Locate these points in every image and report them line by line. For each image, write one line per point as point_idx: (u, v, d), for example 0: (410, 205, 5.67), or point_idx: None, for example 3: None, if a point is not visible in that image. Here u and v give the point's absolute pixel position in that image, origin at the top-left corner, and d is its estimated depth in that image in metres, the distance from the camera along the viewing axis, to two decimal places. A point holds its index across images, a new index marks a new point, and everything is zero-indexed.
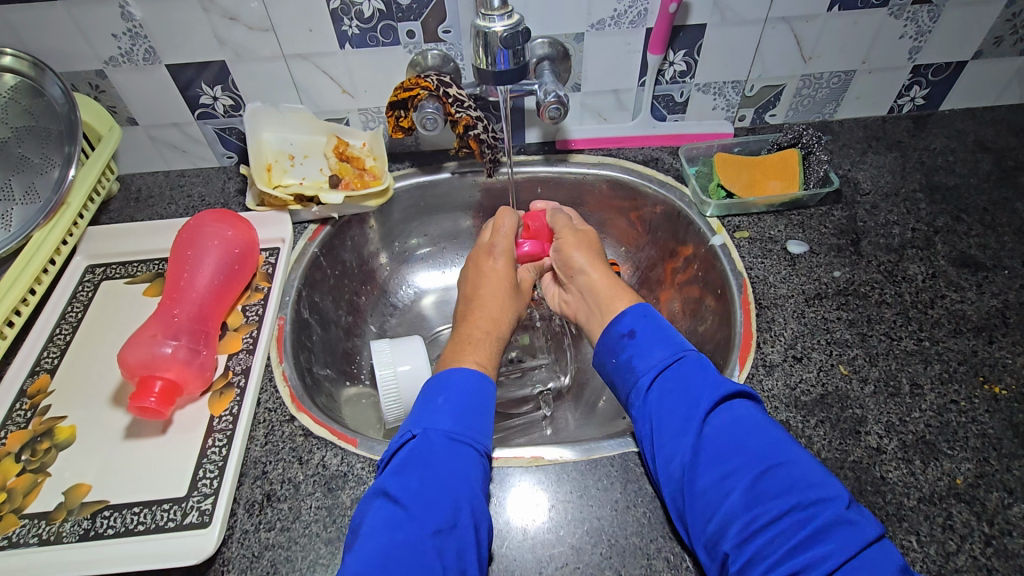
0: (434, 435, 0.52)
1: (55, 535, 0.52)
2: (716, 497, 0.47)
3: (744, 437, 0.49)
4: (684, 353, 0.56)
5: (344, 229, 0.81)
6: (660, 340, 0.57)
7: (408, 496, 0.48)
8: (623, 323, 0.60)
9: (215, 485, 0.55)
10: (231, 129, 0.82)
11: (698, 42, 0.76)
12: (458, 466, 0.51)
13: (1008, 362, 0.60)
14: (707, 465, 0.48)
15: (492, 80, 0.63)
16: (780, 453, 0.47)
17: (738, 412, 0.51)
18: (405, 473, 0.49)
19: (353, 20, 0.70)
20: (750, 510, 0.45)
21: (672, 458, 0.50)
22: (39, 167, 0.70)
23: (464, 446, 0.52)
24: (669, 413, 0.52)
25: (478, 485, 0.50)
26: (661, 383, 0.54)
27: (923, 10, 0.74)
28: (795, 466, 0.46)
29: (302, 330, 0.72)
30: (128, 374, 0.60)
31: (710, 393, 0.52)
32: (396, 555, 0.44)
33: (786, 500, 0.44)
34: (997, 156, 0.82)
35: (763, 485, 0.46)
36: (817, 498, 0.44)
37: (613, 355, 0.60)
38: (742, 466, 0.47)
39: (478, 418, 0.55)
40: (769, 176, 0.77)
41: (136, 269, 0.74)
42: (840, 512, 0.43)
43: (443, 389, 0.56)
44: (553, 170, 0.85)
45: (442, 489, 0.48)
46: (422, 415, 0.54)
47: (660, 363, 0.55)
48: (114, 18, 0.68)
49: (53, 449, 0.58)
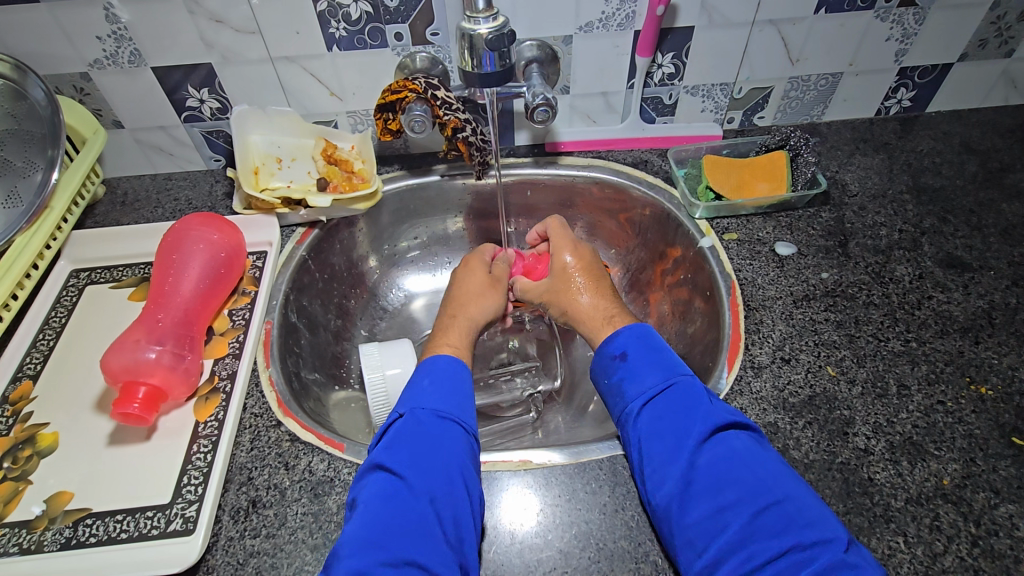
0: (421, 412, 0.54)
1: (36, 544, 0.51)
2: (709, 531, 0.46)
3: (737, 471, 0.48)
4: (677, 378, 0.56)
5: (332, 232, 0.81)
6: (652, 365, 0.58)
7: (404, 467, 0.49)
8: (615, 344, 0.61)
9: (199, 491, 0.54)
10: (218, 132, 0.82)
11: (686, 44, 0.76)
12: (446, 439, 0.52)
13: (994, 363, 0.61)
14: (701, 496, 0.48)
15: (477, 83, 0.62)
16: (777, 488, 0.47)
17: (734, 444, 0.50)
18: (397, 448, 0.51)
19: (341, 23, 0.70)
20: (745, 547, 0.45)
21: (662, 487, 0.50)
22: (21, 170, 0.69)
23: (453, 420, 0.54)
24: (661, 442, 0.52)
25: (466, 453, 0.52)
26: (652, 409, 0.54)
27: (908, 13, 0.74)
28: (790, 503, 0.46)
29: (289, 334, 0.71)
30: (110, 380, 0.59)
31: (703, 422, 0.52)
32: (398, 525, 0.46)
33: (784, 539, 0.44)
34: (983, 157, 0.83)
35: (760, 522, 0.45)
36: (815, 539, 0.44)
37: (606, 376, 0.60)
38: (739, 500, 0.47)
39: (464, 397, 0.57)
40: (757, 178, 0.77)
41: (122, 273, 0.74)
42: (840, 555, 0.42)
43: (427, 371, 0.58)
44: (543, 172, 0.85)
45: (436, 461, 0.50)
46: (407, 395, 0.56)
47: (651, 389, 0.56)
48: (99, 20, 0.68)
49: (35, 456, 0.57)
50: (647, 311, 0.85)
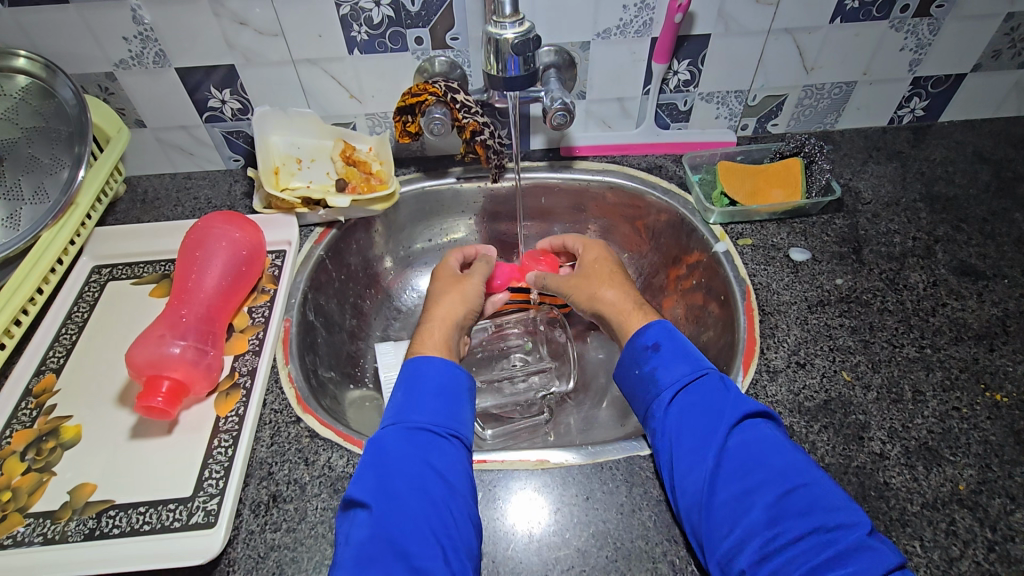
0: (390, 432, 0.54)
1: (60, 535, 0.52)
2: (738, 513, 0.47)
3: (768, 456, 0.49)
4: (709, 370, 0.56)
5: (349, 232, 0.82)
6: (685, 356, 0.58)
7: (370, 493, 0.49)
8: (648, 335, 0.61)
9: (220, 485, 0.55)
10: (239, 132, 0.83)
11: (702, 52, 0.77)
12: (417, 453, 0.52)
13: (1008, 370, 0.61)
14: (731, 480, 0.48)
15: (501, 86, 0.63)
16: (805, 474, 0.48)
17: (764, 432, 0.51)
18: (363, 475, 0.51)
19: (363, 26, 0.71)
20: (772, 528, 0.45)
21: (692, 471, 0.50)
22: (48, 167, 0.71)
23: (423, 432, 0.54)
24: (693, 428, 0.52)
25: (438, 465, 0.52)
26: (685, 397, 0.54)
27: (923, 23, 0.75)
28: (819, 487, 0.47)
29: (307, 333, 0.72)
30: (135, 373, 0.60)
31: (736, 407, 0.52)
32: (371, 552, 0.45)
33: (809, 521, 0.45)
34: (996, 167, 0.83)
35: (787, 503, 0.46)
36: (840, 521, 0.44)
37: (636, 365, 0.60)
38: (767, 484, 0.47)
39: (438, 401, 0.57)
40: (771, 185, 0.78)
41: (142, 270, 0.75)
42: (863, 536, 0.43)
43: (402, 384, 0.59)
44: (558, 176, 0.86)
45: (402, 482, 0.50)
46: (385, 417, 0.56)
47: (685, 377, 0.56)
48: (126, 21, 0.69)
49: (58, 448, 0.58)
50: (660, 316, 0.85)
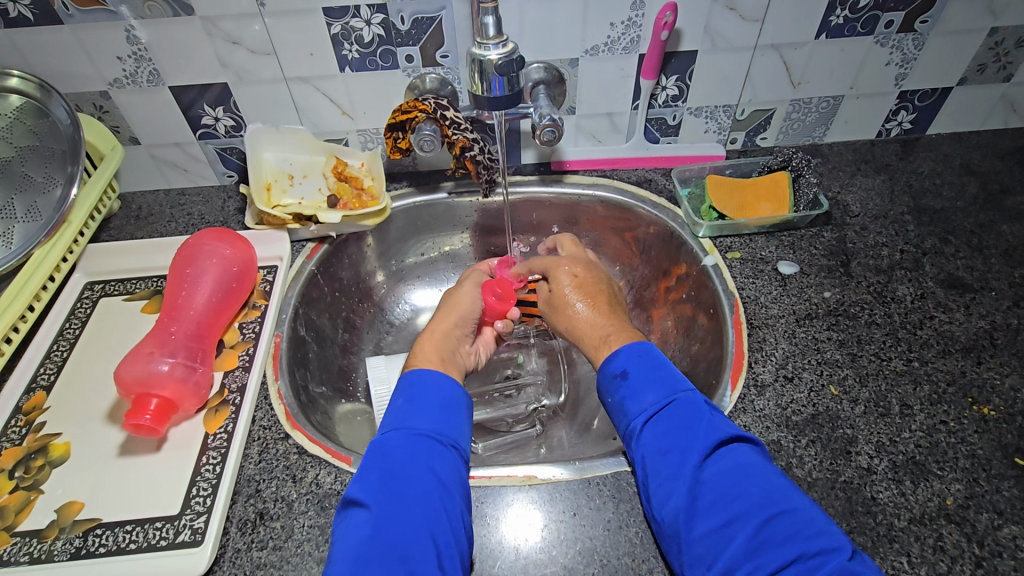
0: (391, 436, 0.54)
1: (46, 554, 0.52)
2: (717, 545, 0.46)
3: (743, 483, 0.48)
4: (679, 394, 0.56)
5: (341, 247, 0.82)
6: (653, 382, 0.57)
7: (371, 494, 0.49)
8: (616, 363, 0.60)
9: (208, 503, 0.55)
10: (232, 149, 0.84)
11: (690, 67, 0.78)
12: (420, 461, 0.52)
13: (996, 383, 0.61)
14: (707, 511, 0.48)
15: (487, 105, 0.64)
16: (783, 500, 0.47)
17: (739, 457, 0.50)
18: (364, 476, 0.51)
19: (354, 45, 0.72)
20: (753, 558, 0.45)
21: (669, 502, 0.50)
22: (42, 186, 0.72)
23: (425, 440, 0.54)
24: (665, 459, 0.52)
25: (440, 472, 0.51)
26: (654, 426, 0.54)
27: (907, 38, 0.76)
28: (799, 513, 0.46)
29: (298, 348, 0.72)
30: (123, 391, 0.60)
31: (708, 433, 0.52)
32: (367, 552, 0.45)
33: (790, 549, 0.44)
34: (983, 179, 0.84)
35: (767, 533, 0.45)
36: (821, 547, 0.43)
37: (610, 395, 0.59)
38: (744, 513, 0.47)
39: (441, 414, 0.56)
40: (759, 199, 0.78)
41: (135, 286, 0.75)
42: (843, 562, 0.42)
43: (403, 393, 0.58)
44: (549, 190, 0.86)
45: (403, 484, 0.50)
46: (386, 422, 0.56)
47: (653, 406, 0.55)
48: (120, 41, 0.70)
49: (47, 466, 0.58)
50: (650, 328, 0.86)
